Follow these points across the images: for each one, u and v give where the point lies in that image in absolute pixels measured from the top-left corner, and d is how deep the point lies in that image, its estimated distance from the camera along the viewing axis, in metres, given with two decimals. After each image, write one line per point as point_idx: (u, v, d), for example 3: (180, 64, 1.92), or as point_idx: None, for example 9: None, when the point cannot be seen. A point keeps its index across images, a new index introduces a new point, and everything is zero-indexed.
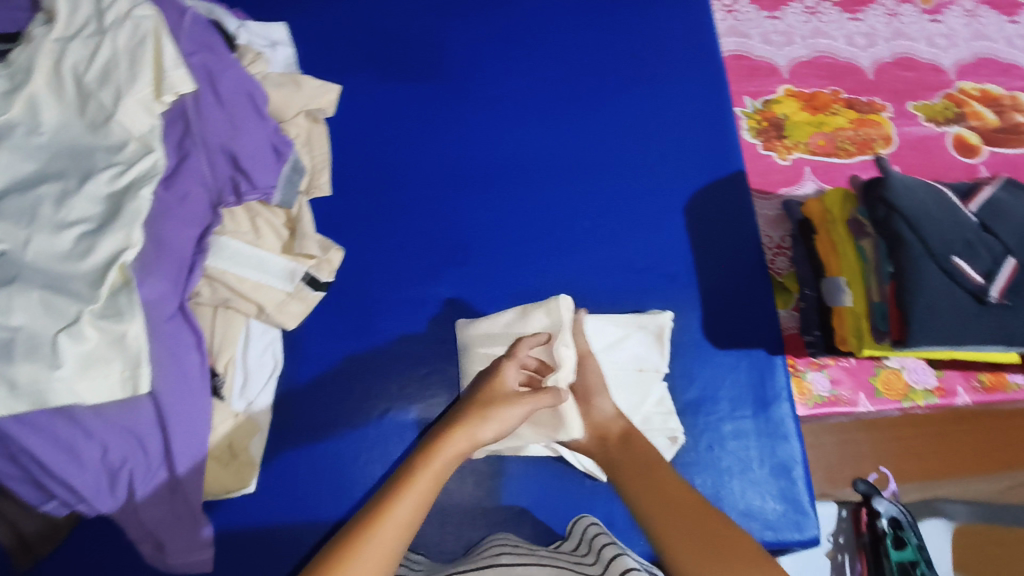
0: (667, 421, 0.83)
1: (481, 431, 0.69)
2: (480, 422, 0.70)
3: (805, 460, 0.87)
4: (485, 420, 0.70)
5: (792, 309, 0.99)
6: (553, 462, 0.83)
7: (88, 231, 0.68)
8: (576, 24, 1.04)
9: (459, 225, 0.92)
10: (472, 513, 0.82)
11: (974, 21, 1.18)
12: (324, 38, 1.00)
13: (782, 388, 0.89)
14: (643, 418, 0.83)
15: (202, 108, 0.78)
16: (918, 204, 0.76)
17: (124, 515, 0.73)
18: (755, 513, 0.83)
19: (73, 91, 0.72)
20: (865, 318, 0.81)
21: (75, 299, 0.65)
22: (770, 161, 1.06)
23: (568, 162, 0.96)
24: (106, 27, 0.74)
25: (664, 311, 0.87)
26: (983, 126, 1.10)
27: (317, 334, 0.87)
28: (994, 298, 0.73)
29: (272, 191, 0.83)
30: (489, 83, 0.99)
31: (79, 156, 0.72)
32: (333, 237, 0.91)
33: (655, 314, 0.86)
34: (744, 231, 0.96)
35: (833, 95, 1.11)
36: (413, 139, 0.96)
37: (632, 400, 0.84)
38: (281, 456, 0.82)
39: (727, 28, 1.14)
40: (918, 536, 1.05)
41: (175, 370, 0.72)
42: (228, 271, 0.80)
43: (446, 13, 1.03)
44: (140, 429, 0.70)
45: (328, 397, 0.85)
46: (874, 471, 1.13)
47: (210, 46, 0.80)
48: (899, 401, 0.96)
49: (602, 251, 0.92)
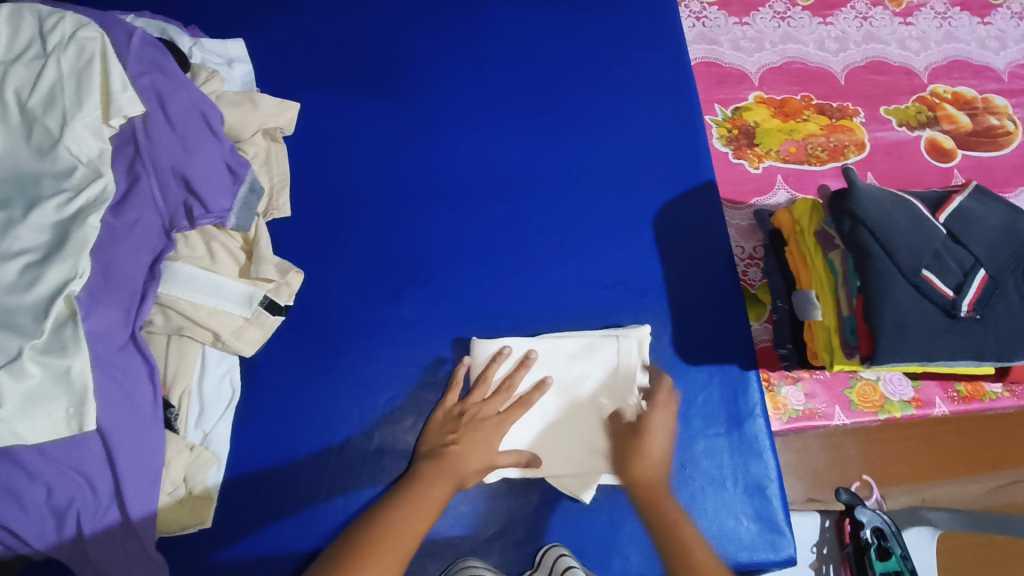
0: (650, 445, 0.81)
1: (471, 468, 0.76)
2: (471, 459, 0.76)
3: (780, 476, 0.85)
4: (476, 460, 0.77)
5: (766, 322, 0.97)
6: (521, 486, 0.82)
7: (33, 261, 0.65)
8: (540, 35, 1.02)
9: (422, 244, 0.90)
10: (436, 543, 0.79)
11: (946, 23, 1.17)
12: (281, 53, 0.98)
13: (757, 404, 0.87)
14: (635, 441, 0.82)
15: (151, 127, 0.75)
16: (885, 216, 0.74)
17: (72, 555, 0.70)
18: (729, 534, 0.81)
19: (16, 117, 0.69)
20: (835, 332, 0.80)
21: (17, 334, 0.62)
22: (741, 170, 1.04)
23: (533, 176, 0.94)
24: (49, 49, 0.71)
25: (644, 324, 0.87)
26: (957, 129, 1.09)
27: (276, 362, 0.85)
28: (963, 312, 0.72)
29: (227, 214, 0.80)
30: (453, 97, 0.97)
31: (23, 183, 0.68)
32: (293, 259, 0.89)
33: (636, 327, 0.86)
34: (714, 243, 0.94)
35: (805, 101, 1.09)
36: (374, 157, 0.93)
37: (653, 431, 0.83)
38: (238, 487, 0.80)
39: (696, 35, 1.13)
40: (903, 545, 1.01)
41: (123, 404, 0.69)
42: (183, 297, 0.78)
43: (408, 26, 1.01)
44: (88, 468, 0.67)
45: (289, 424, 0.82)
46: (857, 478, 1.11)
47: (159, 65, 0.77)
48: (876, 413, 0.95)
49: (570, 267, 0.90)
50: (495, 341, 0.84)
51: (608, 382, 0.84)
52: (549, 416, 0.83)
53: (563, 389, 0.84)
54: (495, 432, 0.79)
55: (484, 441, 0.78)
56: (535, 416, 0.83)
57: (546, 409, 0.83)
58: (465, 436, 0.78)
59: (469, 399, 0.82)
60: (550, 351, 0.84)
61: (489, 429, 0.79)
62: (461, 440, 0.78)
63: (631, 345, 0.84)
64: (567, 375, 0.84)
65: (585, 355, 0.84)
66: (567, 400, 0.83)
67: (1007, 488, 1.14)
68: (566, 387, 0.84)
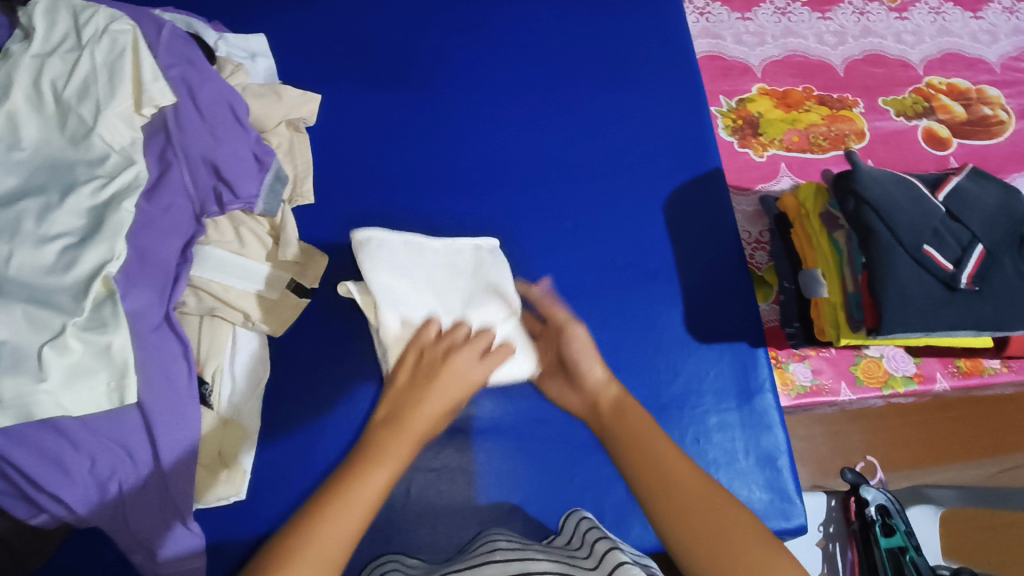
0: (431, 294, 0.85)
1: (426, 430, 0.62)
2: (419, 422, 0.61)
3: (790, 450, 0.89)
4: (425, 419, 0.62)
5: (773, 302, 1.01)
6: (543, 459, 0.85)
7: (71, 245, 0.65)
8: (551, 28, 1.05)
9: (441, 229, 0.93)
10: (462, 512, 0.82)
11: (939, 18, 1.21)
12: (302, 48, 1.01)
13: (765, 379, 0.91)
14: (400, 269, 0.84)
15: (181, 118, 0.76)
16: (887, 195, 0.78)
17: (114, 524, 0.73)
18: (742, 504, 0.85)
19: (52, 107, 0.69)
20: (841, 308, 0.84)
21: (59, 312, 0.62)
22: (746, 158, 1.09)
23: (546, 162, 0.98)
24: (84, 42, 0.71)
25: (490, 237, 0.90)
26: (952, 119, 1.13)
27: (303, 342, 0.88)
28: (962, 285, 0.75)
29: (255, 201, 0.81)
30: (469, 89, 1.01)
31: (59, 170, 0.68)
32: (318, 245, 0.91)
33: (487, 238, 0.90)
34: (723, 227, 0.98)
35: (806, 92, 1.13)
36: (396, 148, 0.97)
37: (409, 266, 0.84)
38: (270, 463, 0.83)
39: (700, 29, 1.17)
40: (906, 521, 1.05)
41: (160, 381, 0.70)
42: (214, 280, 0.81)
43: (423, 21, 1.04)
44: (128, 439, 0.69)
45: (318, 401, 0.86)
46: (861, 460, 1.16)
47: (188, 58, 0.78)
48: (880, 389, 0.99)
49: (585, 250, 0.94)
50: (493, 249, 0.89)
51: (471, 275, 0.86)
52: (418, 249, 0.86)
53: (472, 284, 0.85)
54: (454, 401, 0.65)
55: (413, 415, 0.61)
56: (431, 309, 0.81)
57: (436, 283, 0.84)
58: (435, 381, 0.65)
59: (438, 346, 0.70)
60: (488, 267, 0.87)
61: (437, 398, 0.63)
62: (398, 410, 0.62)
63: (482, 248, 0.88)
64: (468, 270, 0.87)
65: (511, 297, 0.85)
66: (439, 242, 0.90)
67: (1009, 473, 1.18)
68: (457, 251, 0.88)
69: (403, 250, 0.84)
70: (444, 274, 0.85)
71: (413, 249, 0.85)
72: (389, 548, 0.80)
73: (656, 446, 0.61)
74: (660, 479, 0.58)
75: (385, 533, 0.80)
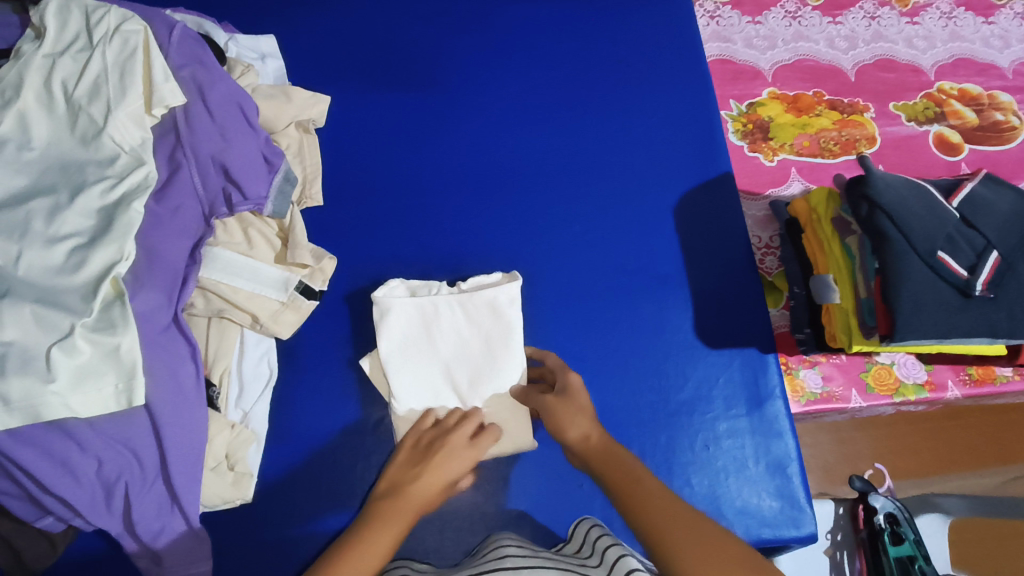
0: (444, 342, 0.85)
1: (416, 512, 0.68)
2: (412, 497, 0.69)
3: (800, 458, 0.88)
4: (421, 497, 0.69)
5: (783, 308, 1.01)
6: (551, 464, 0.84)
7: (80, 245, 0.65)
8: (561, 31, 1.05)
9: (451, 232, 0.93)
10: (471, 517, 0.82)
11: (951, 23, 1.20)
12: (312, 49, 1.01)
13: (776, 386, 0.90)
14: (418, 323, 0.85)
15: (191, 117, 0.75)
16: (900, 200, 0.77)
17: (119, 528, 0.72)
18: (753, 511, 0.84)
19: (62, 107, 0.69)
20: (853, 314, 0.83)
21: (67, 312, 0.62)
22: (757, 163, 1.08)
23: (555, 166, 0.97)
24: (95, 42, 0.70)
25: (517, 279, 0.86)
26: (964, 124, 1.12)
27: (312, 344, 0.88)
28: (978, 292, 0.75)
29: (264, 202, 0.81)
30: (479, 91, 1.00)
31: (68, 170, 0.68)
32: (328, 246, 0.91)
33: (508, 279, 0.86)
34: (734, 232, 0.97)
35: (817, 97, 1.13)
36: (406, 150, 0.96)
37: (420, 330, 0.85)
38: (278, 466, 0.83)
39: (710, 33, 1.17)
40: (915, 530, 1.03)
41: (169, 383, 0.70)
42: (223, 282, 0.80)
43: (433, 23, 1.04)
44: (136, 442, 0.68)
45: (326, 404, 0.85)
46: (870, 468, 1.16)
47: (199, 58, 0.77)
48: (891, 396, 0.98)
49: (594, 254, 0.93)
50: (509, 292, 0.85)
51: (485, 328, 0.85)
52: (433, 314, 0.85)
53: (483, 344, 0.85)
54: (450, 480, 0.73)
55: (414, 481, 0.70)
56: (437, 388, 0.84)
57: (447, 354, 0.85)
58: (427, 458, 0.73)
59: (429, 434, 0.78)
60: (494, 324, 0.85)
61: (444, 469, 0.72)
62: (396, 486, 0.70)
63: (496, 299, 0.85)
64: (481, 333, 0.85)
65: (517, 347, 0.85)
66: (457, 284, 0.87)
67: (1016, 482, 1.17)
68: (473, 308, 0.85)
69: (417, 319, 0.85)
70: (457, 341, 0.85)
71: (428, 314, 0.85)
72: (396, 552, 0.80)
73: (647, 488, 0.62)
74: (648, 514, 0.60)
75: None
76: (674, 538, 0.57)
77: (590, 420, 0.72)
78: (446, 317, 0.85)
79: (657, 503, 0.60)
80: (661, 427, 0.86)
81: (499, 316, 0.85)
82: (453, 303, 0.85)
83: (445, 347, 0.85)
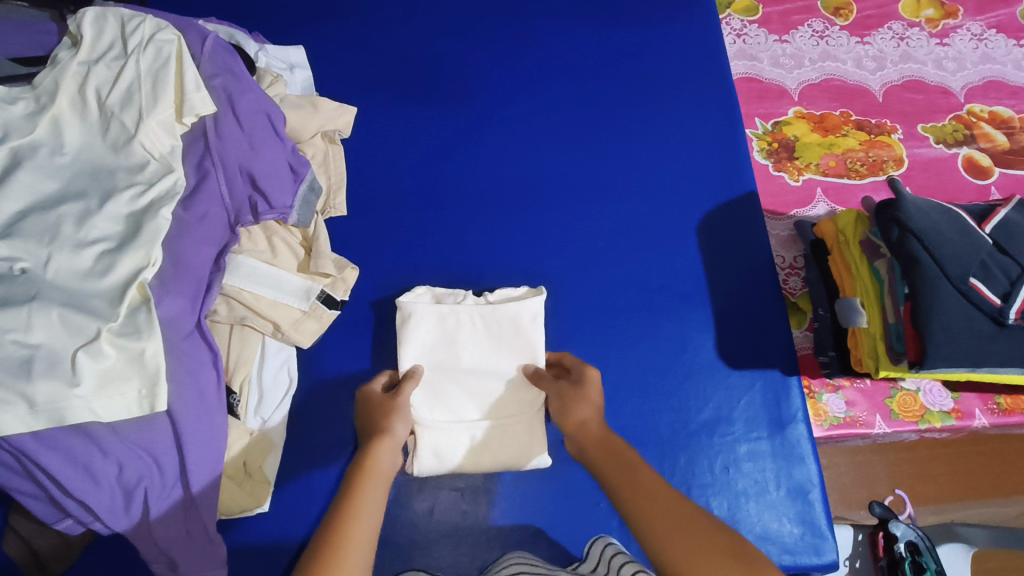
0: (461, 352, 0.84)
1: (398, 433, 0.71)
2: (388, 425, 0.71)
3: (823, 483, 0.86)
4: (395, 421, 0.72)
5: (807, 330, 1.00)
6: (568, 481, 0.83)
7: (109, 249, 0.66)
8: (586, 46, 1.05)
9: (473, 244, 0.93)
10: (486, 533, 0.81)
11: (982, 45, 1.19)
12: (340, 60, 1.02)
13: (798, 409, 0.88)
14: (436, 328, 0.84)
15: (221, 127, 0.76)
16: (932, 225, 0.76)
17: (136, 532, 0.72)
18: (773, 537, 0.82)
19: (95, 113, 0.70)
20: (881, 339, 0.83)
21: (94, 317, 0.62)
22: (782, 182, 1.08)
23: (578, 180, 0.97)
24: (129, 50, 0.71)
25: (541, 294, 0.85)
26: (994, 148, 1.11)
27: (332, 353, 0.88)
28: (1011, 320, 0.73)
29: (289, 211, 0.81)
30: (504, 104, 1.01)
31: (99, 176, 0.69)
32: (350, 256, 0.91)
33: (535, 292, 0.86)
34: (757, 252, 0.97)
35: (843, 116, 1.12)
36: (429, 162, 0.97)
37: (439, 338, 0.85)
38: (294, 474, 0.83)
39: (736, 51, 1.16)
40: (937, 561, 1.01)
41: (191, 389, 0.70)
42: (245, 288, 0.80)
43: (460, 37, 1.05)
44: (156, 447, 0.68)
45: (345, 414, 0.86)
46: (889, 494, 1.12)
47: (230, 68, 0.77)
48: (916, 423, 0.96)
49: (616, 269, 0.93)
50: (531, 305, 0.84)
51: (506, 343, 0.84)
52: (452, 325, 0.85)
53: (502, 359, 0.84)
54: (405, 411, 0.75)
55: (394, 410, 0.74)
56: (456, 403, 0.83)
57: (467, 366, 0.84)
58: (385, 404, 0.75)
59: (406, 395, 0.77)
60: (512, 338, 0.84)
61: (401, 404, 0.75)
62: (376, 417, 0.73)
63: (518, 316, 0.84)
64: (502, 348, 0.85)
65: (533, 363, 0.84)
66: (483, 295, 0.87)
67: None
68: (494, 322, 0.84)
69: (436, 328, 0.84)
70: (479, 355, 0.84)
71: (448, 324, 0.84)
72: (410, 565, 0.79)
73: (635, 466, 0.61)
74: (633, 486, 0.59)
75: (407, 551, 0.80)
76: (653, 508, 0.56)
77: (594, 409, 0.72)
78: (467, 328, 0.85)
79: (646, 477, 0.59)
80: (680, 447, 0.85)
81: (516, 329, 0.84)
82: (474, 317, 0.85)
83: (468, 362, 0.84)
